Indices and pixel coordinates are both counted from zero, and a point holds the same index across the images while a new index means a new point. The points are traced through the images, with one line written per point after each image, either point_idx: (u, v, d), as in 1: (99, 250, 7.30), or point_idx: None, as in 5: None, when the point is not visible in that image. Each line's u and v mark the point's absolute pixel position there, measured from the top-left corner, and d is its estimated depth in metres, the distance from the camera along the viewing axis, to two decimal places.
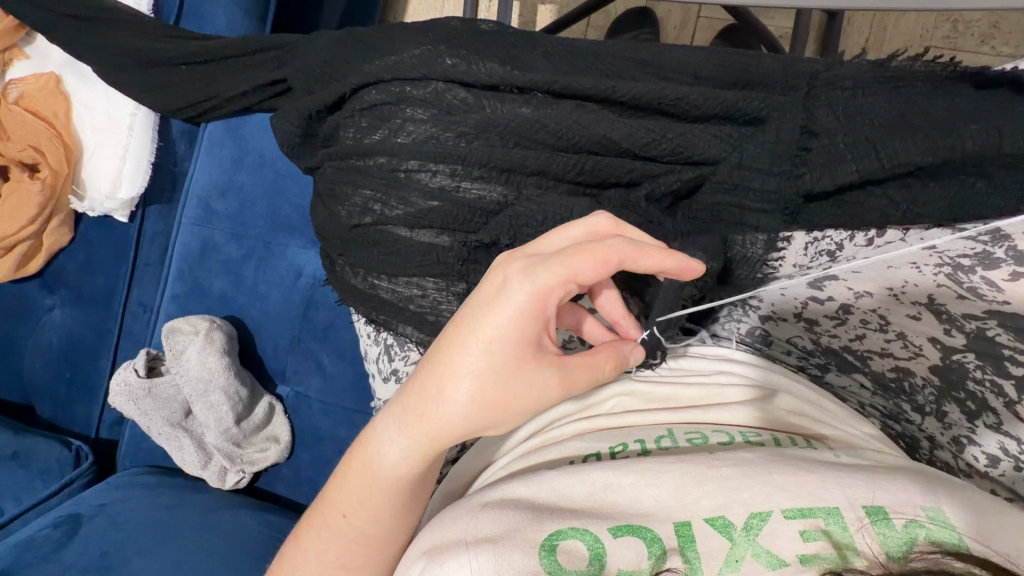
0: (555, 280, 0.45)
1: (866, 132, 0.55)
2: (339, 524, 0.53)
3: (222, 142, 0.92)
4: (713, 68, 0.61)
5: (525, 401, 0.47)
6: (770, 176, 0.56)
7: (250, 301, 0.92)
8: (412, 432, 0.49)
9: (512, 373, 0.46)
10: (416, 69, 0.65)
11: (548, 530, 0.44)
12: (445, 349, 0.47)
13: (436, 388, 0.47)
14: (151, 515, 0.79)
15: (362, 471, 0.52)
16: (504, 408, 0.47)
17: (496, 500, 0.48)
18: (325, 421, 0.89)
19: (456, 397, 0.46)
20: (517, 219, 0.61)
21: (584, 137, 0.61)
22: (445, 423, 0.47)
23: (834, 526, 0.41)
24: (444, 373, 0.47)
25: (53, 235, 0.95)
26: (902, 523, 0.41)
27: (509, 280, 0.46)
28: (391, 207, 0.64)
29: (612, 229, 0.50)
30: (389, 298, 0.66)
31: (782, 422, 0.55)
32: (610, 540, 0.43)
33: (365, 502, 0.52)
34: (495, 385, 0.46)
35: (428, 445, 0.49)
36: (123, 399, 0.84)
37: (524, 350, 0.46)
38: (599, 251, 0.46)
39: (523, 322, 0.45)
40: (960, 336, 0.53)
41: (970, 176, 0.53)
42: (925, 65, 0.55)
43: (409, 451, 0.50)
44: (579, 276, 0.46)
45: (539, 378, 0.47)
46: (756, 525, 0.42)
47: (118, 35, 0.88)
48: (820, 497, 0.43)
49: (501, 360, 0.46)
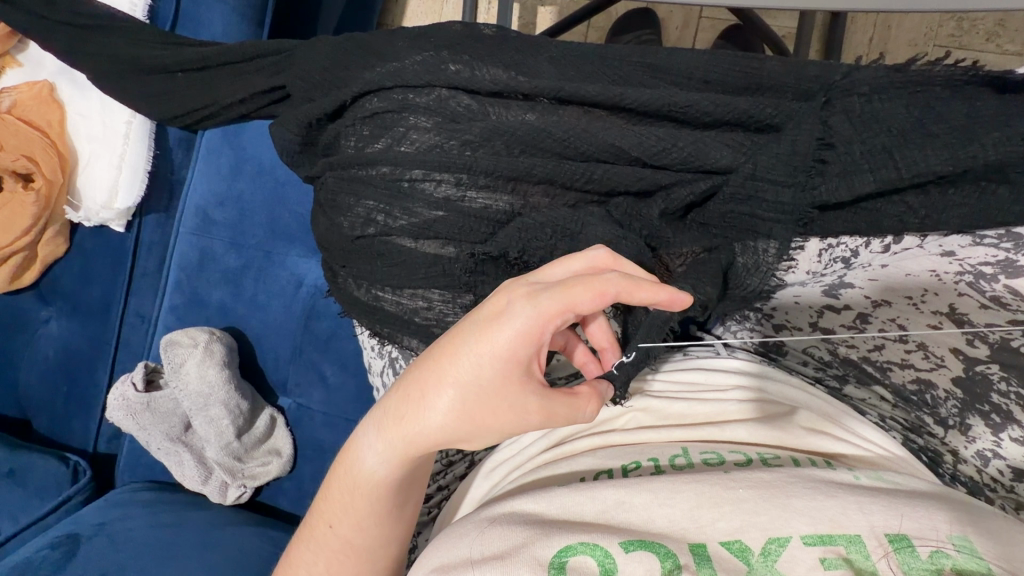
0: (553, 308, 0.44)
1: (884, 140, 0.53)
2: (325, 534, 0.52)
3: (219, 150, 0.90)
4: (724, 72, 0.59)
5: (503, 422, 0.45)
6: (784, 187, 0.55)
7: (250, 312, 0.91)
8: (391, 436, 0.47)
9: (495, 392, 0.44)
10: (419, 76, 0.63)
11: (556, 546, 0.42)
12: (436, 355, 0.46)
13: (420, 394, 0.46)
14: (150, 533, 0.77)
15: (346, 477, 0.51)
16: (484, 425, 0.45)
17: (506, 518, 0.47)
18: (328, 434, 0.87)
19: (436, 403, 0.45)
20: (526, 231, 0.59)
21: (592, 145, 0.59)
22: (425, 429, 0.46)
23: (856, 554, 0.40)
24: (430, 380, 0.46)
25: (48, 245, 0.93)
26: (927, 552, 0.39)
27: (512, 302, 0.45)
28: (395, 218, 0.62)
29: (608, 263, 0.48)
30: (393, 310, 0.64)
31: (801, 440, 0.53)
32: (621, 555, 0.41)
33: (348, 511, 0.51)
34: (477, 399, 0.44)
35: (404, 451, 0.48)
36: (121, 414, 0.83)
37: (513, 370, 0.44)
38: (598, 284, 0.44)
39: (516, 342, 0.44)
40: (984, 347, 0.55)
41: (993, 183, 0.52)
42: (944, 69, 0.54)
43: (387, 455, 0.48)
44: (578, 305, 0.44)
45: (519, 401, 0.45)
46: (774, 550, 0.41)
47: (113, 42, 0.86)
48: (840, 523, 0.41)
49: (487, 376, 0.44)
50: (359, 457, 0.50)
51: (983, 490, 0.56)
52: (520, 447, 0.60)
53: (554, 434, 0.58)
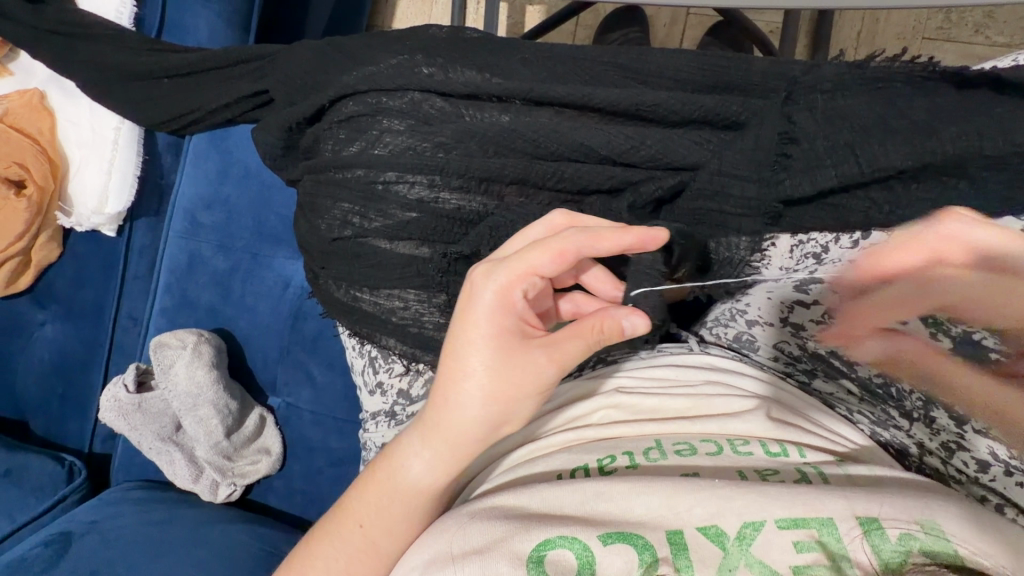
0: (515, 272, 0.47)
1: (847, 136, 0.54)
2: (356, 535, 0.51)
3: (206, 154, 0.91)
4: (692, 71, 0.60)
5: (524, 386, 0.47)
6: (750, 183, 0.56)
7: (239, 313, 0.92)
8: (432, 440, 0.50)
9: (502, 363, 0.47)
10: (393, 80, 0.64)
11: (535, 540, 0.44)
12: (448, 358, 0.49)
13: (443, 397, 0.48)
14: (142, 531, 0.79)
15: (383, 486, 0.51)
16: (509, 398, 0.47)
17: (484, 513, 0.48)
18: (317, 432, 0.88)
19: (458, 399, 0.48)
20: (496, 228, 0.61)
21: (563, 145, 0.60)
22: (459, 426, 0.48)
23: (828, 537, 0.41)
24: (448, 380, 0.48)
25: (42, 251, 0.95)
26: (895, 534, 0.40)
27: (474, 282, 0.48)
28: (370, 220, 0.64)
29: (566, 223, 0.51)
30: (371, 310, 0.65)
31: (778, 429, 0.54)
32: (598, 548, 0.43)
33: (382, 512, 0.51)
34: (493, 379, 0.47)
35: (448, 452, 0.50)
36: (113, 415, 0.84)
37: (506, 340, 0.47)
38: (556, 243, 0.46)
39: (494, 315, 0.47)
40: (946, 340, 0.50)
41: (952, 178, 0.53)
42: (906, 65, 0.54)
43: (433, 463, 0.50)
44: (539, 268, 0.47)
45: (529, 363, 0.47)
46: (749, 534, 0.42)
47: (100, 50, 0.87)
48: (814, 508, 0.42)
49: (489, 356, 0.47)
50: (402, 467, 0.51)
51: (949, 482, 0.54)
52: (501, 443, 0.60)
53: (529, 431, 0.59)
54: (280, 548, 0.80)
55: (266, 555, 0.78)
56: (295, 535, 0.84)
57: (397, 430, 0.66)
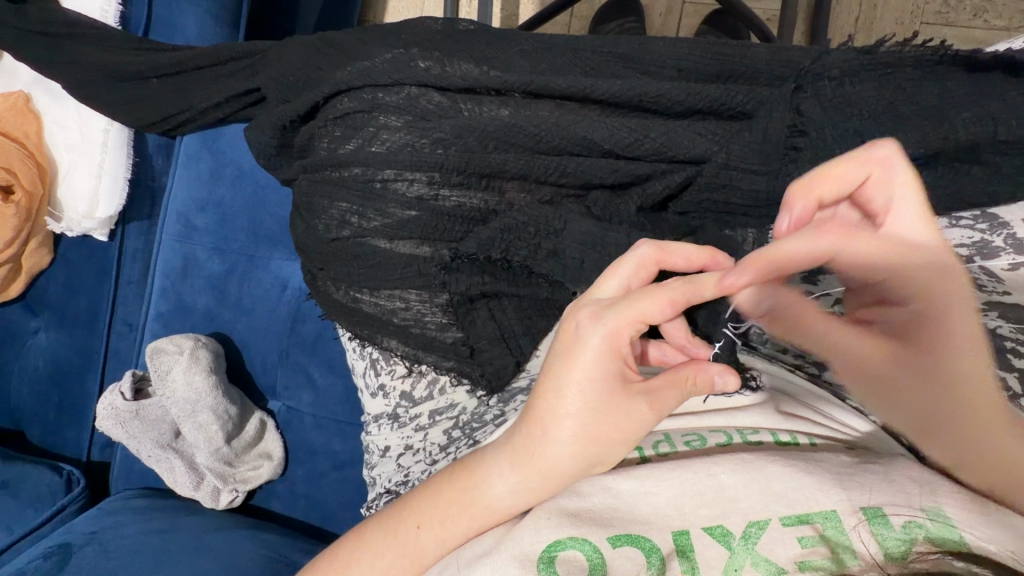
0: (624, 320, 0.45)
1: (855, 124, 0.53)
2: (410, 536, 0.50)
3: (198, 155, 0.89)
4: (696, 59, 0.58)
5: (623, 432, 0.46)
6: (759, 175, 0.55)
7: (236, 317, 0.91)
8: (521, 464, 0.48)
9: (605, 407, 0.46)
10: (388, 75, 0.62)
11: (546, 540, 0.43)
12: (543, 393, 0.48)
13: (542, 429, 0.47)
14: (142, 540, 0.78)
15: (457, 499, 0.49)
16: (605, 442, 0.46)
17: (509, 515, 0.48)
18: (318, 435, 0.87)
19: (558, 435, 0.46)
20: (507, 231, 0.59)
21: (564, 139, 0.58)
22: (552, 462, 0.47)
23: (831, 531, 0.39)
24: (542, 416, 0.47)
25: (32, 257, 0.94)
26: (900, 523, 0.38)
27: (581, 325, 0.46)
28: (369, 219, 0.62)
29: (659, 257, 0.48)
30: (372, 312, 0.64)
31: (787, 420, 0.52)
32: (609, 550, 0.42)
33: (446, 521, 0.49)
34: (593, 421, 0.46)
35: (536, 478, 0.47)
36: (110, 423, 0.83)
37: (611, 383, 0.46)
38: (663, 292, 0.44)
39: (600, 360, 0.46)
40: None
41: (965, 164, 0.52)
42: (914, 49, 0.54)
43: (519, 488, 0.47)
44: (648, 317, 0.45)
45: (628, 413, 0.46)
46: (755, 533, 0.41)
47: (85, 50, 0.85)
48: (816, 499, 0.41)
49: (588, 398, 0.46)
50: (481, 484, 0.49)
51: None
52: None
53: None
54: (282, 553, 0.79)
55: (269, 561, 0.77)
56: (298, 540, 0.83)
57: (400, 431, 0.67)
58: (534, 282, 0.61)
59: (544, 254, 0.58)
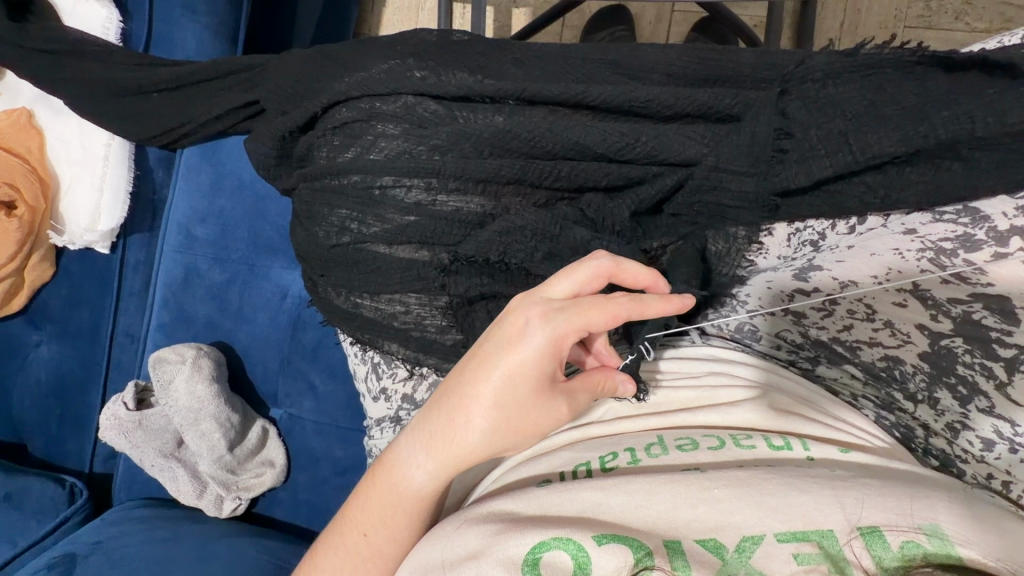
0: (572, 326, 0.45)
1: (839, 125, 0.55)
2: (359, 543, 0.51)
3: (198, 167, 0.91)
4: (684, 65, 0.60)
5: (542, 428, 0.48)
6: (747, 177, 0.57)
7: (237, 325, 0.92)
8: (437, 451, 0.48)
9: (532, 405, 0.47)
10: (385, 84, 0.64)
11: (529, 542, 0.42)
12: (470, 383, 0.47)
13: (465, 419, 0.47)
14: (146, 549, 0.78)
15: (394, 500, 0.50)
16: (524, 435, 0.48)
17: (468, 516, 0.47)
18: (320, 442, 0.88)
19: (482, 428, 0.47)
20: (505, 235, 0.60)
21: (558, 144, 0.60)
22: (471, 452, 0.48)
23: (829, 549, 0.39)
24: (461, 403, 0.47)
25: (35, 270, 0.94)
26: (898, 543, 0.38)
27: (529, 323, 0.46)
28: (368, 225, 0.64)
29: (612, 271, 0.48)
30: (372, 316, 0.65)
31: (780, 420, 0.53)
32: (594, 549, 0.41)
33: (387, 521, 0.50)
34: (517, 415, 0.47)
35: (450, 463, 0.49)
36: (113, 433, 0.83)
37: (542, 383, 0.46)
38: (611, 305, 0.45)
39: (539, 360, 0.45)
40: (947, 321, 0.53)
41: (946, 161, 0.53)
42: (894, 52, 0.56)
43: (437, 475, 0.49)
44: (593, 325, 0.45)
45: (552, 411, 0.48)
46: (749, 548, 0.40)
47: (87, 66, 0.87)
48: (812, 518, 0.40)
49: (520, 397, 0.46)
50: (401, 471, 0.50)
51: (955, 463, 0.55)
52: None
53: None
54: (285, 559, 0.79)
55: (272, 567, 0.77)
56: (302, 547, 0.83)
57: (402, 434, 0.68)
58: (532, 283, 0.62)
59: (541, 256, 0.60)
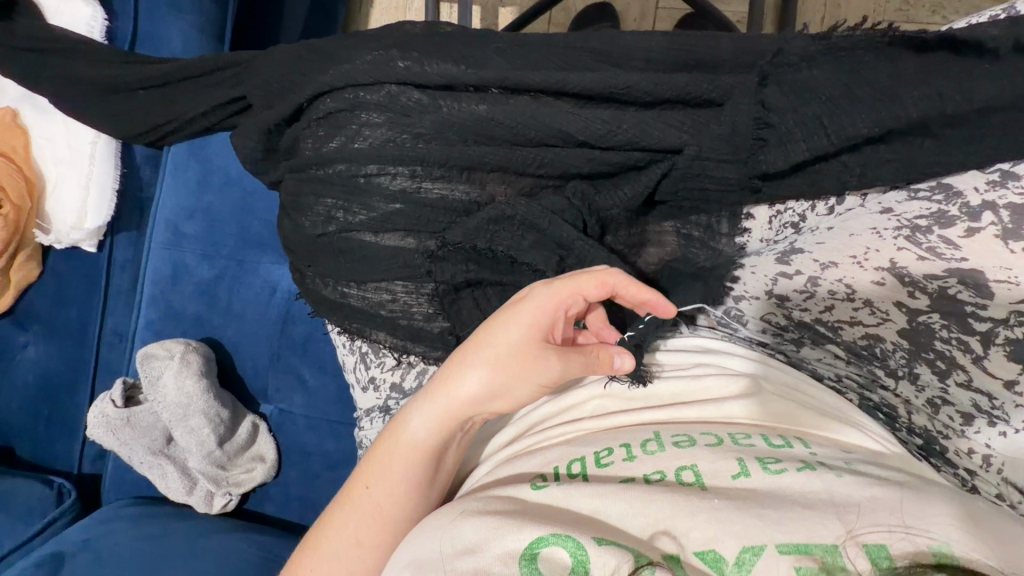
0: (567, 285, 0.51)
1: (814, 109, 0.56)
2: (360, 496, 0.53)
3: (185, 164, 0.91)
4: (663, 52, 0.61)
5: (538, 378, 0.50)
6: (728, 164, 0.58)
7: (225, 322, 0.91)
8: (440, 397, 0.51)
9: (527, 349, 0.50)
10: (368, 74, 0.64)
11: (527, 537, 0.40)
12: (479, 329, 0.52)
13: (466, 359, 0.51)
14: (135, 546, 0.78)
15: (394, 448, 0.52)
16: (520, 380, 0.50)
17: (465, 507, 0.46)
18: (311, 436, 0.88)
19: (480, 368, 0.50)
20: (493, 222, 0.61)
21: (540, 131, 0.61)
22: (467, 395, 0.51)
23: (832, 563, 0.36)
24: (467, 350, 0.51)
25: (21, 270, 0.94)
26: (903, 560, 0.35)
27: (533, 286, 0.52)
28: (354, 213, 0.64)
29: (620, 286, 0.52)
30: (359, 305, 0.66)
31: (780, 415, 0.52)
32: (594, 548, 0.39)
33: (385, 471, 0.52)
34: (512, 358, 0.50)
35: (449, 411, 0.51)
36: (101, 432, 0.83)
37: (537, 331, 0.50)
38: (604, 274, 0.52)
39: (536, 307, 0.50)
40: (924, 298, 0.53)
41: (917, 138, 0.55)
42: (866, 34, 0.57)
43: (436, 422, 0.51)
44: (586, 291, 0.51)
45: (546, 361, 0.50)
46: (749, 559, 0.37)
47: (71, 64, 0.87)
48: (815, 530, 0.37)
49: (516, 338, 0.50)
50: (401, 423, 0.53)
51: (939, 437, 0.55)
52: (494, 436, 0.60)
53: (524, 423, 0.59)
54: (275, 554, 0.79)
55: (262, 562, 0.77)
56: (293, 542, 0.83)
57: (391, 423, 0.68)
58: (518, 270, 0.62)
59: (528, 243, 0.60)
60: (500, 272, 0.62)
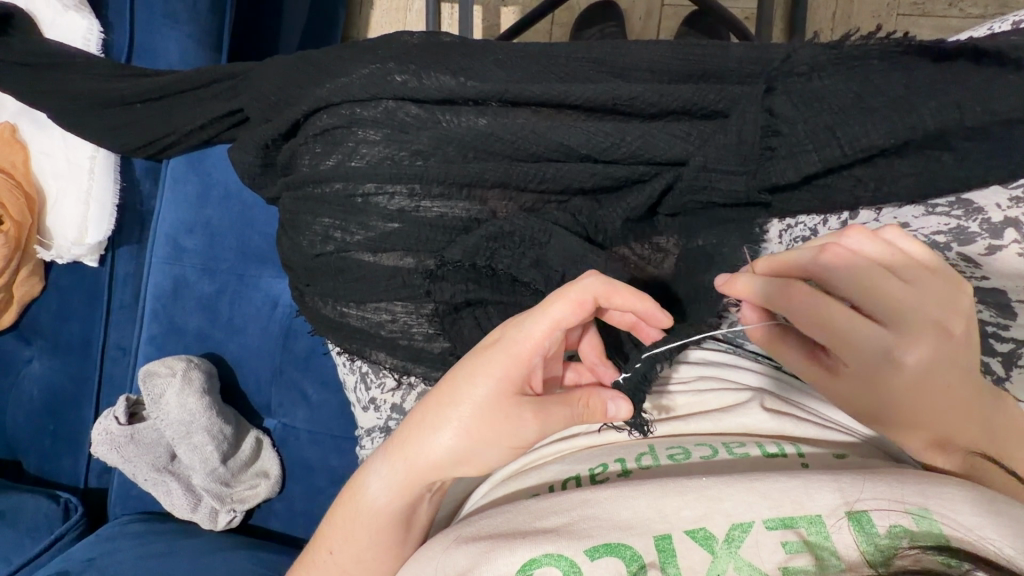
0: (535, 327, 0.47)
1: (826, 119, 0.54)
2: (327, 561, 0.52)
3: (184, 178, 0.90)
4: (667, 61, 0.59)
5: (505, 438, 0.48)
6: (737, 176, 0.55)
7: (227, 336, 0.91)
8: (402, 459, 0.50)
9: (493, 406, 0.47)
10: (365, 89, 0.63)
11: (519, 559, 0.39)
12: (442, 386, 0.50)
13: (428, 419, 0.49)
14: (139, 564, 0.77)
15: (357, 513, 0.51)
16: (486, 441, 0.48)
17: (458, 533, 0.44)
18: (314, 451, 0.87)
19: (442, 427, 0.48)
20: (493, 241, 0.59)
21: (541, 146, 0.59)
22: (430, 455, 0.49)
23: (816, 536, 0.37)
24: (429, 411, 0.50)
25: (24, 286, 0.94)
26: (887, 527, 0.36)
27: (500, 332, 0.50)
28: (351, 233, 0.63)
29: (599, 293, 0.48)
30: (358, 325, 0.65)
31: (781, 428, 0.51)
32: (588, 563, 0.38)
33: (352, 535, 0.51)
34: (477, 417, 0.48)
35: (413, 472, 0.50)
36: (105, 449, 0.82)
37: (505, 385, 0.48)
38: (577, 295, 0.47)
39: (502, 358, 0.48)
40: None
41: (936, 150, 0.53)
42: (879, 42, 0.54)
43: (399, 483, 0.50)
44: (561, 322, 0.47)
45: (516, 417, 0.47)
46: (738, 537, 0.37)
47: (68, 79, 0.86)
48: (802, 504, 0.38)
49: (480, 395, 0.47)
50: (366, 485, 0.51)
51: None
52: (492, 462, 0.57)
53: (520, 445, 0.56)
54: (278, 571, 0.78)
55: None
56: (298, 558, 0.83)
57: None
58: (518, 290, 0.61)
59: (529, 263, 0.59)
60: (501, 292, 0.61)
